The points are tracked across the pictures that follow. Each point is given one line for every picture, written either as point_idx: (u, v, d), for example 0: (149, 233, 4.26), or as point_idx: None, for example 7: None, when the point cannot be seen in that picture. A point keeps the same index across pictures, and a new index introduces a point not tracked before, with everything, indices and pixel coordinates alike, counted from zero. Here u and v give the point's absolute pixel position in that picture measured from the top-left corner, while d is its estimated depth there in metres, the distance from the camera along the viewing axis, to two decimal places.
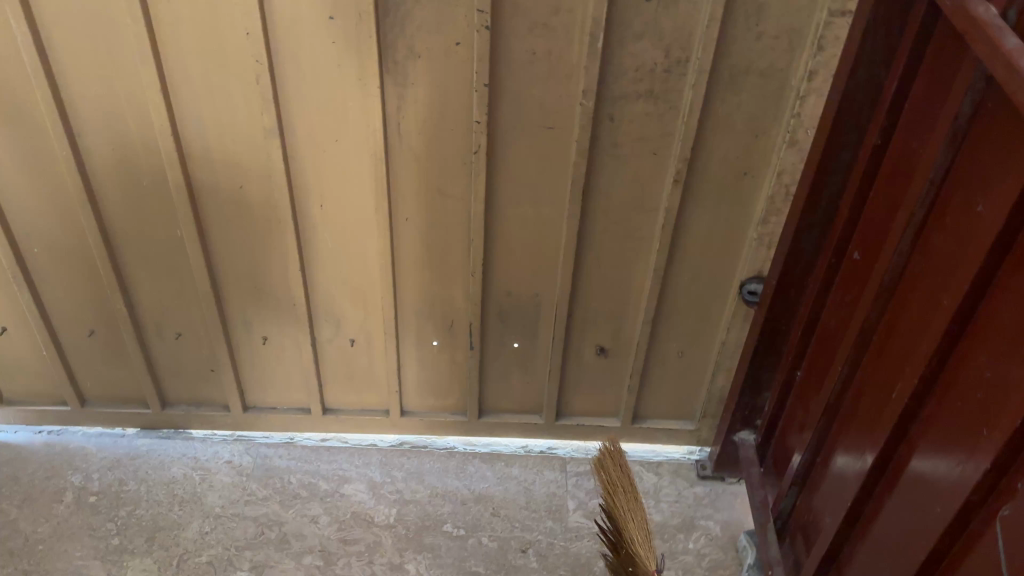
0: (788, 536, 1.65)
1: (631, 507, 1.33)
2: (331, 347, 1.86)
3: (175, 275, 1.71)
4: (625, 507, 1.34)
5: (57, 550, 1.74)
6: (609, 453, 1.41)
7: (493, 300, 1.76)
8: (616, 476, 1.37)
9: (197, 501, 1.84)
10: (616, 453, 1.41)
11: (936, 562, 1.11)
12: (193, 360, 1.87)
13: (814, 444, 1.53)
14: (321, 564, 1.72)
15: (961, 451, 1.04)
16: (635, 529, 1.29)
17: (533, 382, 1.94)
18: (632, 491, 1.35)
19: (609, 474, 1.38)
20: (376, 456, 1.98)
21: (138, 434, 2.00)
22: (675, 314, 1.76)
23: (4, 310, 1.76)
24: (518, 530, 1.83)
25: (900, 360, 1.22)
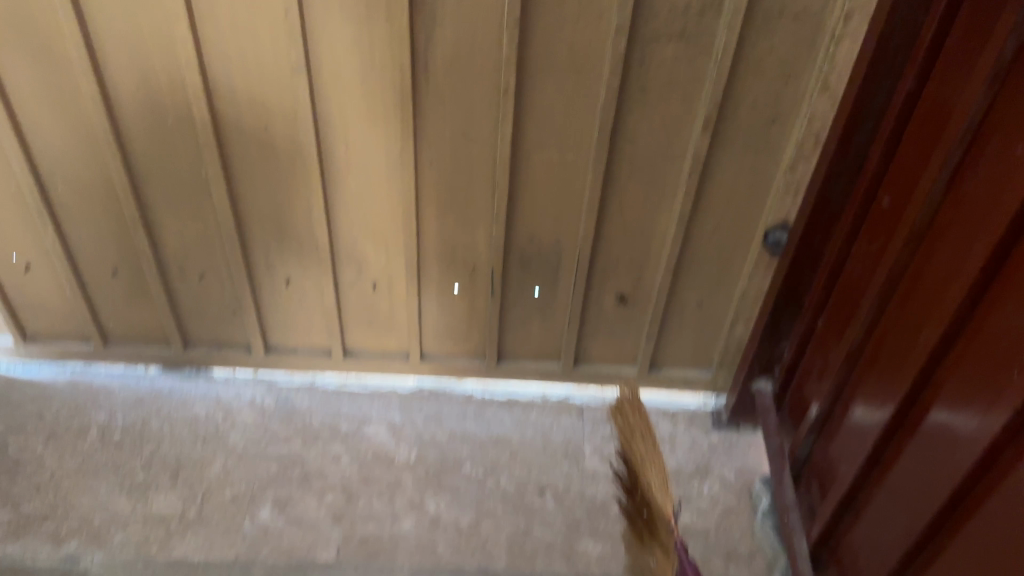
0: (804, 482, 1.67)
1: (649, 452, 1.43)
2: (353, 291, 1.87)
3: (199, 216, 1.72)
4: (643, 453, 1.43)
5: (84, 484, 1.78)
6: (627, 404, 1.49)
7: (515, 247, 1.76)
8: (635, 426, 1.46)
9: (220, 439, 1.87)
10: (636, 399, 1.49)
11: (956, 502, 1.13)
12: (216, 301, 1.88)
13: (834, 391, 1.54)
14: (344, 501, 1.78)
15: (989, 392, 1.05)
16: (652, 474, 1.38)
17: (552, 329, 1.94)
18: (649, 433, 1.45)
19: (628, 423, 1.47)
20: (396, 400, 2.00)
21: (160, 374, 2.01)
22: (698, 263, 1.76)
23: (29, 247, 1.77)
24: (536, 472, 1.86)
25: (928, 303, 1.23)
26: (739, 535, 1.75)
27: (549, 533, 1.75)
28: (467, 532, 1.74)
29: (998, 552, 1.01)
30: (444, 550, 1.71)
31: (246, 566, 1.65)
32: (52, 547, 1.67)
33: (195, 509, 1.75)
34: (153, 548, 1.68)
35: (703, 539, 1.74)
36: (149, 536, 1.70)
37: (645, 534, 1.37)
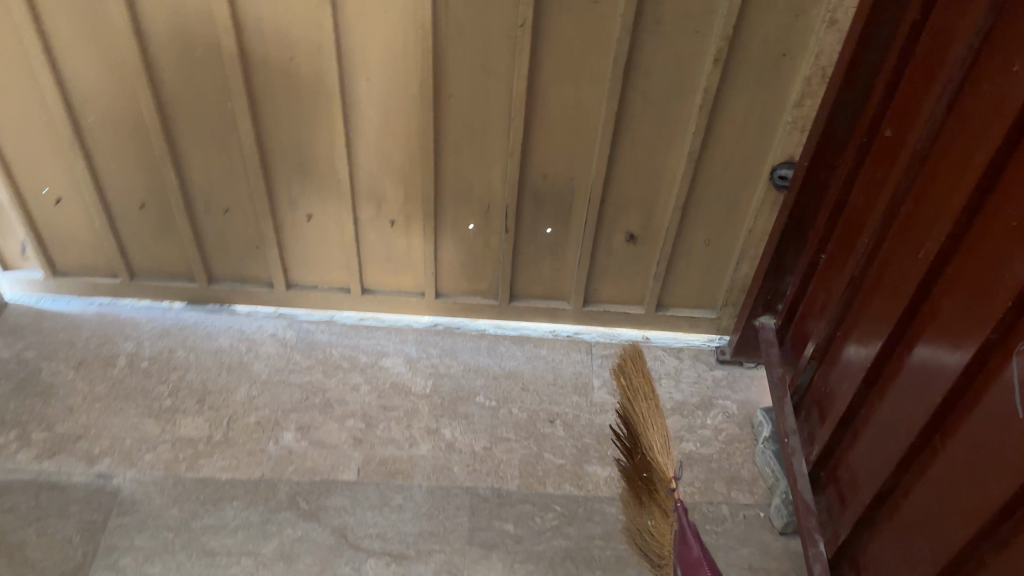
0: (804, 409, 1.74)
1: (651, 410, 1.25)
2: (371, 228, 1.92)
3: (224, 151, 1.77)
4: (646, 410, 1.26)
5: (114, 408, 1.86)
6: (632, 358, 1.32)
7: (529, 184, 1.81)
8: (635, 376, 1.30)
9: (244, 368, 1.95)
10: (640, 357, 1.32)
11: (950, 405, 1.19)
12: (239, 236, 1.94)
13: (836, 319, 1.61)
14: (363, 426, 1.87)
15: (985, 296, 1.12)
16: (654, 436, 1.21)
17: (563, 269, 2.00)
18: (652, 394, 1.27)
19: (629, 380, 1.30)
20: (412, 335, 2.08)
21: (185, 308, 2.09)
22: (706, 201, 1.82)
23: (61, 179, 1.83)
24: (546, 403, 1.95)
25: (928, 223, 1.29)
26: (741, 461, 1.84)
27: (559, 458, 1.84)
28: (480, 456, 1.84)
29: (985, 446, 1.09)
30: (460, 472, 1.81)
31: (272, 484, 1.75)
32: (86, 465, 1.76)
33: (221, 432, 1.83)
34: (182, 467, 1.77)
35: (706, 465, 1.83)
36: (177, 456, 1.78)
37: (642, 496, 1.23)
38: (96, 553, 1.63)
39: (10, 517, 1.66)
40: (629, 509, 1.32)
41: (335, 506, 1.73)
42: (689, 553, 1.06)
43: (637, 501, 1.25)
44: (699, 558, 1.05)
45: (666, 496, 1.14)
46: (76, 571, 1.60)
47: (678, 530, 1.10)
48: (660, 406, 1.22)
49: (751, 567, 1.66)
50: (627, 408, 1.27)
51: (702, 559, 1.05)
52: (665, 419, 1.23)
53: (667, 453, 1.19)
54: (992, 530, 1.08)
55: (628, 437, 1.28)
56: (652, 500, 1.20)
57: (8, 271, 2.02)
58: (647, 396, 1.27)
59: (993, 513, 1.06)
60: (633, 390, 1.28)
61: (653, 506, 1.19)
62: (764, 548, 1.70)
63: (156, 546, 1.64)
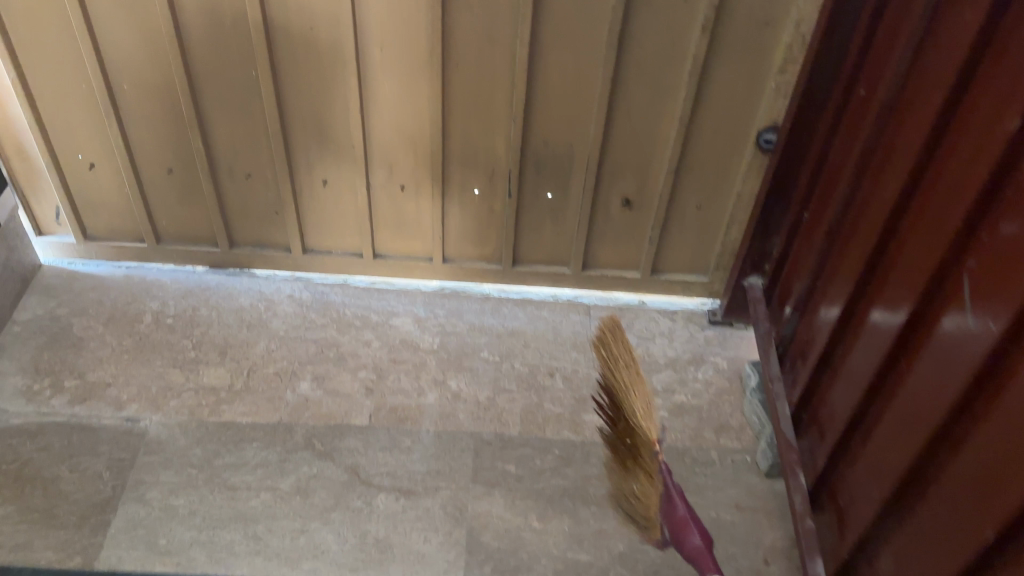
0: (787, 359, 1.85)
1: (631, 376, 1.46)
2: (382, 193, 2.05)
3: (247, 117, 1.90)
4: (625, 377, 1.46)
5: (141, 359, 1.98)
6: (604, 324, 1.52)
7: (531, 149, 1.93)
8: (612, 346, 1.49)
9: (263, 325, 2.08)
10: (614, 323, 1.52)
11: (911, 328, 1.30)
12: (260, 200, 2.07)
13: (815, 269, 1.71)
14: (375, 377, 1.99)
15: (940, 224, 1.23)
16: (634, 400, 1.42)
17: (564, 234, 2.12)
18: (629, 357, 1.48)
19: (610, 352, 1.48)
20: (421, 298, 2.20)
21: (208, 271, 2.22)
22: (697, 166, 1.94)
23: (95, 145, 1.97)
24: (547, 358, 2.07)
25: (893, 167, 1.40)
26: (730, 411, 1.96)
27: (558, 408, 1.96)
28: (484, 405, 1.96)
29: (940, 358, 1.20)
30: (465, 419, 1.93)
31: (289, 427, 1.88)
32: (115, 410, 1.87)
33: (242, 381, 1.95)
34: (205, 411, 1.89)
35: (697, 415, 1.95)
36: (200, 402, 1.90)
37: (621, 462, 1.44)
38: (125, 487, 1.75)
39: (45, 454, 1.78)
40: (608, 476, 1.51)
41: (348, 447, 1.85)
42: (674, 512, 1.31)
43: None
44: (683, 514, 1.30)
45: (650, 457, 1.36)
46: (107, 502, 1.72)
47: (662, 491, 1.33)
48: (636, 372, 1.43)
49: (736, 505, 1.78)
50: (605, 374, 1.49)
51: (686, 516, 1.30)
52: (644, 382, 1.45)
53: (650, 419, 1.39)
54: (945, 433, 1.18)
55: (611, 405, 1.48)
56: (630, 461, 1.42)
57: (42, 235, 2.16)
58: (625, 358, 1.48)
59: (947, 414, 1.16)
60: (609, 357, 1.49)
61: (632, 469, 1.42)
62: (750, 488, 1.81)
63: (181, 481, 1.76)
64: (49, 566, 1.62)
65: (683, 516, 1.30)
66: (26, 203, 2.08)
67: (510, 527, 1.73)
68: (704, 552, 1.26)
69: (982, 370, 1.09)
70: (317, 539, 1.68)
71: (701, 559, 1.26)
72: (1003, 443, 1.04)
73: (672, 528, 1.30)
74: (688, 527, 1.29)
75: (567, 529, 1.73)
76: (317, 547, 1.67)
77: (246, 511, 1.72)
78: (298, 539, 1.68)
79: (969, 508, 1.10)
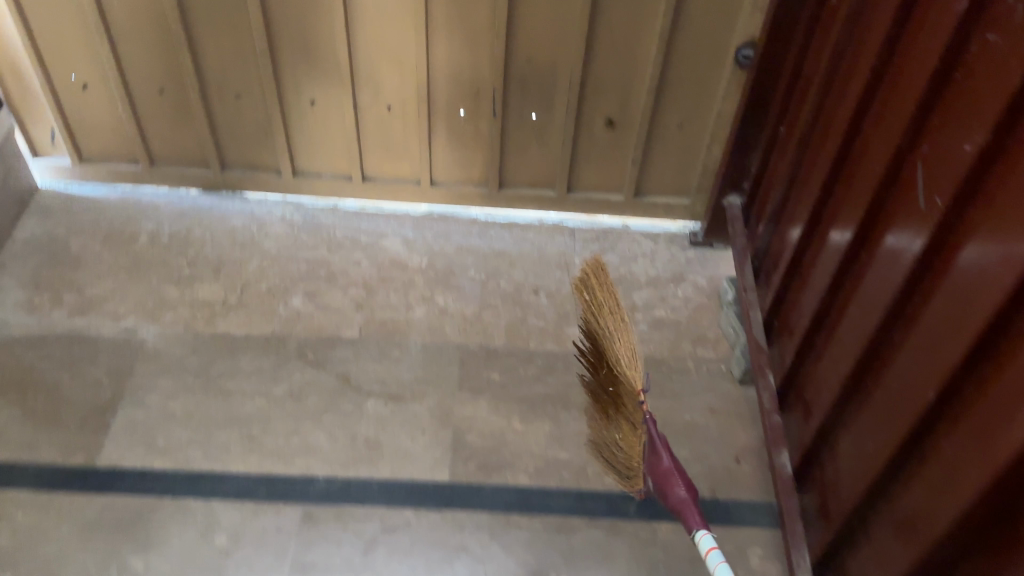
0: (763, 271, 1.91)
1: (619, 326, 1.54)
2: (370, 113, 2.09)
3: (235, 36, 1.94)
4: (615, 328, 1.54)
5: (137, 276, 2.04)
6: (599, 278, 1.60)
7: (514, 67, 1.97)
8: (604, 300, 1.58)
9: (256, 245, 2.14)
10: (607, 277, 1.60)
11: (872, 220, 1.36)
12: (251, 120, 2.12)
13: (789, 179, 1.77)
14: (364, 294, 2.05)
15: (898, 116, 1.28)
16: (620, 349, 1.50)
17: (548, 155, 2.17)
18: (618, 309, 1.57)
19: (597, 303, 1.58)
20: (410, 221, 2.26)
21: (200, 195, 2.27)
22: (677, 85, 1.98)
23: (87, 65, 2.01)
24: (532, 276, 2.13)
25: (858, 68, 1.44)
26: (707, 324, 2.04)
27: (542, 322, 2.03)
28: (470, 319, 2.02)
29: (895, 244, 1.26)
30: (452, 331, 1.99)
31: (282, 338, 1.94)
32: (113, 321, 1.94)
33: (236, 297, 2.01)
34: (201, 323, 1.95)
35: (675, 328, 2.03)
36: (196, 315, 1.97)
37: (612, 410, 1.54)
38: (124, 392, 1.82)
39: (47, 362, 1.85)
40: (596, 424, 1.63)
41: (339, 357, 1.91)
42: (660, 463, 1.37)
43: (629, 423, 1.47)
44: (668, 465, 1.36)
45: (635, 407, 1.44)
46: (107, 406, 1.79)
47: (648, 441, 1.40)
48: (623, 324, 1.52)
49: (710, 410, 1.87)
50: (598, 326, 1.58)
51: (671, 468, 1.36)
52: (631, 335, 1.52)
53: (633, 365, 1.47)
54: (898, 313, 1.25)
55: (596, 353, 1.60)
56: (620, 410, 1.51)
57: (38, 157, 2.20)
58: (614, 310, 1.57)
59: (899, 294, 1.23)
60: (603, 309, 1.57)
61: (620, 418, 1.50)
62: (724, 393, 1.90)
63: (177, 387, 1.83)
64: (53, 462, 1.70)
65: (667, 467, 1.36)
66: (22, 125, 2.12)
67: (494, 429, 1.81)
68: (686, 501, 1.32)
69: (930, 248, 1.15)
70: (309, 440, 1.76)
71: (683, 510, 1.32)
72: (945, 311, 1.11)
73: (656, 479, 1.37)
74: (671, 477, 1.35)
75: (548, 431, 1.81)
76: (309, 447, 1.75)
77: (241, 414, 1.79)
78: (292, 439, 1.76)
79: (915, 378, 1.17)
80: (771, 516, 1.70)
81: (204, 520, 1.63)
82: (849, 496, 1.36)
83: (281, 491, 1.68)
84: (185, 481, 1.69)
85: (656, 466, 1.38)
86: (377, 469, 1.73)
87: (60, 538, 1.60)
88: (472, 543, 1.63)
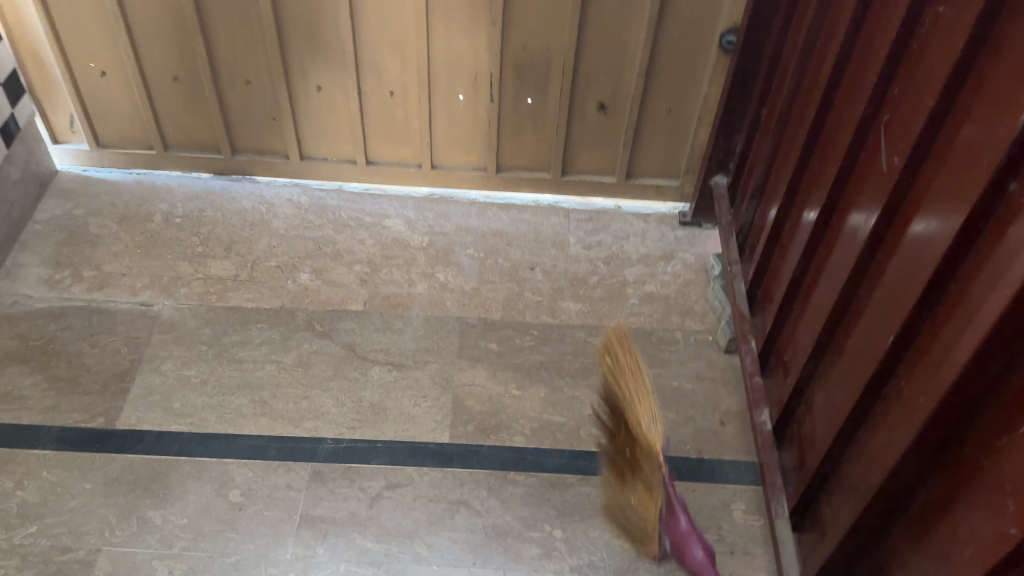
0: (747, 245, 2.01)
1: (638, 389, 1.61)
2: (373, 98, 2.20)
3: (246, 24, 2.04)
4: (635, 391, 1.61)
5: (153, 254, 2.15)
6: (621, 344, 1.68)
7: (510, 54, 2.08)
8: (628, 368, 1.65)
9: (265, 225, 2.25)
10: (629, 343, 1.69)
11: (842, 185, 1.46)
12: (260, 106, 2.22)
13: (769, 155, 1.87)
14: (369, 270, 2.16)
15: (863, 88, 1.38)
16: (642, 409, 1.56)
17: (543, 139, 2.27)
18: (639, 372, 1.64)
19: (620, 364, 1.66)
20: (411, 202, 2.37)
21: (212, 178, 2.39)
22: (665, 70, 2.09)
23: (105, 54, 2.11)
24: (528, 254, 2.24)
25: (829, 46, 1.55)
26: (695, 298, 2.14)
27: (538, 296, 2.13)
28: (469, 293, 2.12)
29: (862, 205, 1.37)
30: (452, 304, 2.09)
31: (291, 311, 2.04)
32: (130, 295, 2.05)
33: (246, 272, 2.12)
34: (213, 297, 2.06)
35: (664, 301, 2.13)
36: (209, 289, 2.07)
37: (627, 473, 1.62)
38: (141, 360, 1.92)
39: (69, 332, 1.96)
40: (608, 488, 1.70)
41: (345, 328, 2.02)
42: (678, 526, 1.51)
43: (645, 486, 1.55)
44: (686, 529, 1.50)
45: (652, 470, 1.52)
46: (125, 372, 1.89)
47: (665, 504, 1.51)
48: (645, 393, 1.57)
49: (697, 376, 1.97)
50: (621, 393, 1.64)
51: (688, 530, 1.51)
52: (653, 402, 1.58)
53: (654, 422, 1.53)
54: (864, 267, 1.35)
55: (618, 416, 1.67)
56: (637, 474, 1.58)
57: (59, 143, 2.32)
58: (637, 382, 1.62)
59: (865, 252, 1.33)
60: (623, 373, 1.65)
61: (637, 483, 1.58)
62: (711, 361, 2.00)
63: (192, 355, 1.93)
64: (75, 424, 1.79)
65: (685, 530, 1.50)
66: (43, 111, 2.23)
67: (492, 394, 1.91)
68: (705, 564, 1.48)
69: (892, 205, 1.26)
70: (317, 403, 1.86)
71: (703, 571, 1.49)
72: (904, 262, 1.21)
73: (674, 540, 1.51)
74: (690, 542, 1.50)
75: (543, 396, 1.91)
76: (317, 410, 1.85)
77: (252, 380, 1.89)
78: (301, 403, 1.86)
79: (878, 326, 1.27)
80: (755, 474, 1.79)
81: (218, 477, 1.72)
82: (820, 444, 1.46)
83: (291, 450, 1.77)
84: (200, 442, 1.78)
85: (675, 529, 1.51)
86: (381, 431, 1.82)
87: (84, 493, 1.68)
88: (472, 498, 1.72)
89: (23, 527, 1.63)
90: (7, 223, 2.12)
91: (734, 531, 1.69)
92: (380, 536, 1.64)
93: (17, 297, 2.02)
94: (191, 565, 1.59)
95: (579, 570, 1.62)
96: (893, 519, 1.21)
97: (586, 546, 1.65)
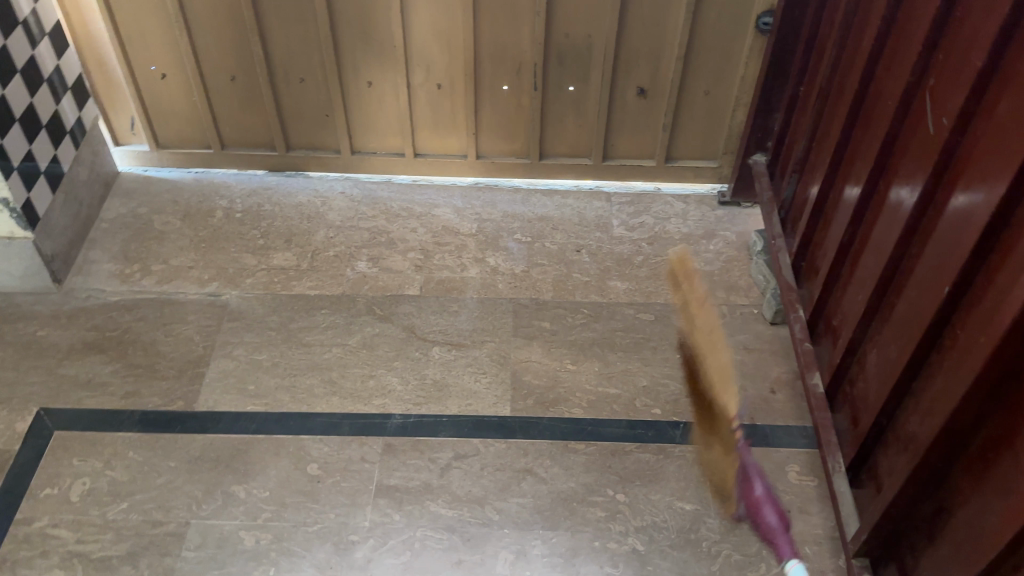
0: (790, 219, 2.08)
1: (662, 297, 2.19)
2: (421, 91, 2.29)
3: (301, 23, 2.14)
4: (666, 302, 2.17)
5: (217, 247, 2.25)
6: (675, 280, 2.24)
7: (554, 43, 2.16)
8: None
9: (321, 217, 2.35)
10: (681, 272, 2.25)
11: (889, 150, 1.53)
12: (313, 103, 2.32)
13: (810, 130, 1.93)
14: (422, 257, 2.25)
15: (907, 55, 1.45)
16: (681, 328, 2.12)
17: (585, 125, 2.35)
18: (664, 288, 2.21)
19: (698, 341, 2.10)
20: (458, 192, 2.46)
21: (268, 174, 2.49)
22: (703, 53, 2.16)
23: (166, 56, 2.22)
24: (574, 238, 2.32)
25: (869, 19, 1.62)
26: (739, 274, 2.21)
27: (587, 276, 2.21)
28: (520, 276, 2.21)
29: (910, 166, 1.44)
30: (504, 287, 2.18)
31: (352, 297, 2.13)
32: (199, 287, 2.15)
33: (307, 262, 2.22)
34: (277, 286, 2.15)
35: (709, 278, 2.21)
36: (273, 279, 2.17)
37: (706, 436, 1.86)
38: (214, 346, 2.01)
39: (142, 323, 2.06)
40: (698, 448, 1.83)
41: (404, 311, 2.11)
42: (752, 491, 1.69)
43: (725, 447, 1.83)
44: (758, 490, 1.69)
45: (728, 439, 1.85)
46: (200, 358, 1.98)
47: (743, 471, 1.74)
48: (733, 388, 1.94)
49: (746, 347, 2.04)
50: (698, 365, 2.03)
51: (761, 495, 1.68)
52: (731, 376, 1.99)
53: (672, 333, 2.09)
54: (914, 228, 1.42)
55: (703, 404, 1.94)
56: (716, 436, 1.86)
57: (120, 145, 2.43)
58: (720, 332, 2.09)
59: (914, 211, 1.40)
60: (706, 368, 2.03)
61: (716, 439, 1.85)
62: (758, 333, 2.07)
63: (261, 340, 2.02)
64: (155, 408, 1.89)
65: (759, 494, 1.68)
66: (105, 113, 2.34)
67: (549, 369, 1.99)
68: (776, 527, 1.59)
69: (941, 164, 1.33)
70: (383, 382, 1.95)
71: (773, 535, 1.59)
72: (955, 216, 1.28)
73: (747, 503, 1.69)
74: (762, 506, 1.65)
75: (598, 369, 1.99)
76: (384, 388, 1.93)
77: (321, 361, 1.98)
78: (368, 381, 1.94)
79: (931, 281, 1.34)
80: (807, 437, 1.86)
81: (295, 453, 1.80)
82: (875, 398, 1.53)
83: (363, 426, 1.85)
84: (277, 421, 1.86)
85: (750, 493, 1.69)
86: (446, 406, 1.90)
87: (169, 471, 1.77)
88: (537, 467, 1.79)
89: (116, 504, 1.71)
90: (77, 221, 2.22)
91: (791, 491, 1.76)
92: (453, 503, 1.72)
93: (90, 291, 2.12)
94: (276, 534, 1.67)
95: (644, 530, 1.69)
96: (954, 459, 1.29)
97: (648, 509, 1.72)
